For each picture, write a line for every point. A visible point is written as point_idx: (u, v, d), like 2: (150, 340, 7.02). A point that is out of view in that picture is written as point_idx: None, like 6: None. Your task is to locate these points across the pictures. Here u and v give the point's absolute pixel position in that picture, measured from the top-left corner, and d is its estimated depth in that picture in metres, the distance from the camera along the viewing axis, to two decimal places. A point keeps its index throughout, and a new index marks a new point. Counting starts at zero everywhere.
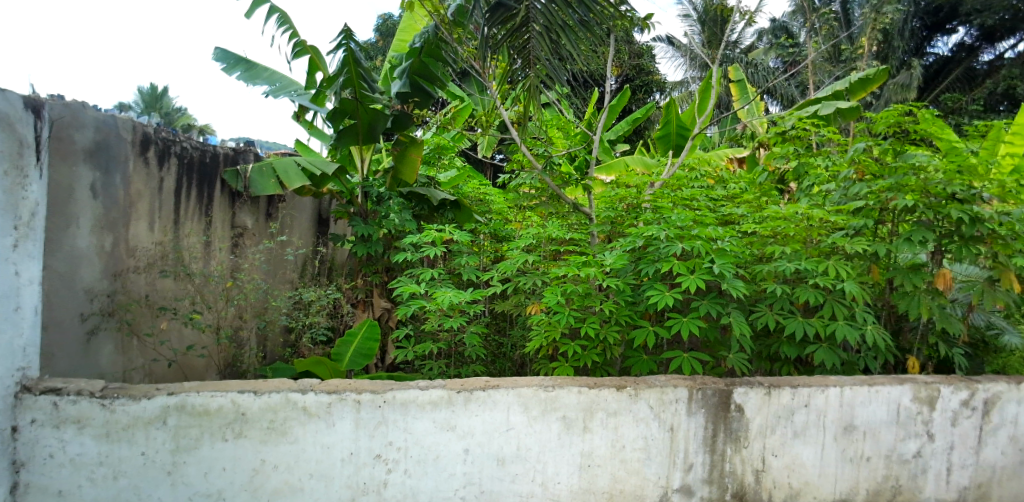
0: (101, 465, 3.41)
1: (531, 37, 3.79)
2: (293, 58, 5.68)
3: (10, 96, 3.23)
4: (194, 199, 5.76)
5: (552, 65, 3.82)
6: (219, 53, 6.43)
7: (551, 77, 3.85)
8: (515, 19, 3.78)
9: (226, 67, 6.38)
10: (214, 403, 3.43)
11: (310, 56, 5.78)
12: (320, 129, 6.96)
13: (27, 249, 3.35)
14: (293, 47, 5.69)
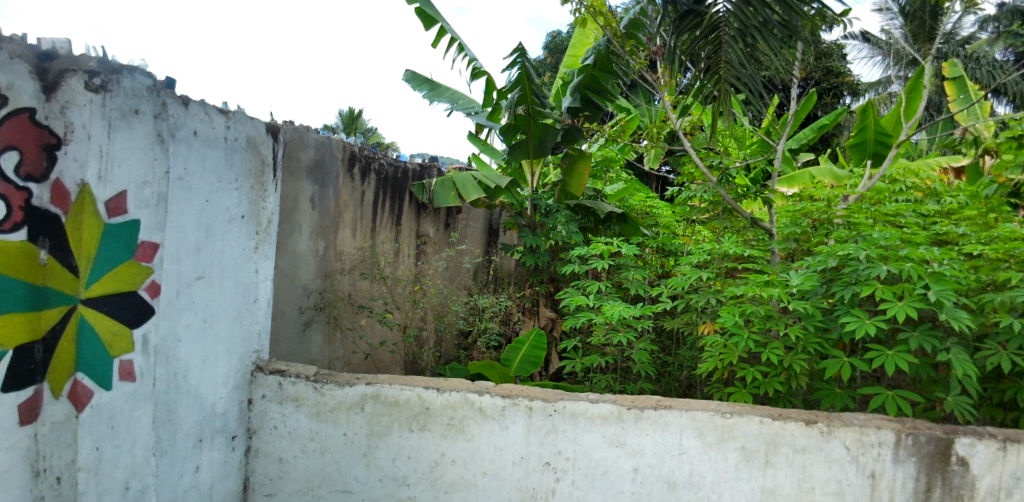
0: (312, 440, 3.91)
1: (723, 41, 3.75)
2: (471, 79, 6.06)
3: (256, 122, 3.77)
4: (388, 210, 6.41)
5: (743, 69, 3.74)
6: (409, 75, 7.05)
7: (742, 80, 3.77)
8: (705, 24, 3.78)
9: (415, 87, 6.97)
10: (403, 395, 3.78)
11: (487, 77, 6.13)
12: (492, 145, 7.35)
13: (264, 251, 3.91)
14: (471, 68, 6.08)
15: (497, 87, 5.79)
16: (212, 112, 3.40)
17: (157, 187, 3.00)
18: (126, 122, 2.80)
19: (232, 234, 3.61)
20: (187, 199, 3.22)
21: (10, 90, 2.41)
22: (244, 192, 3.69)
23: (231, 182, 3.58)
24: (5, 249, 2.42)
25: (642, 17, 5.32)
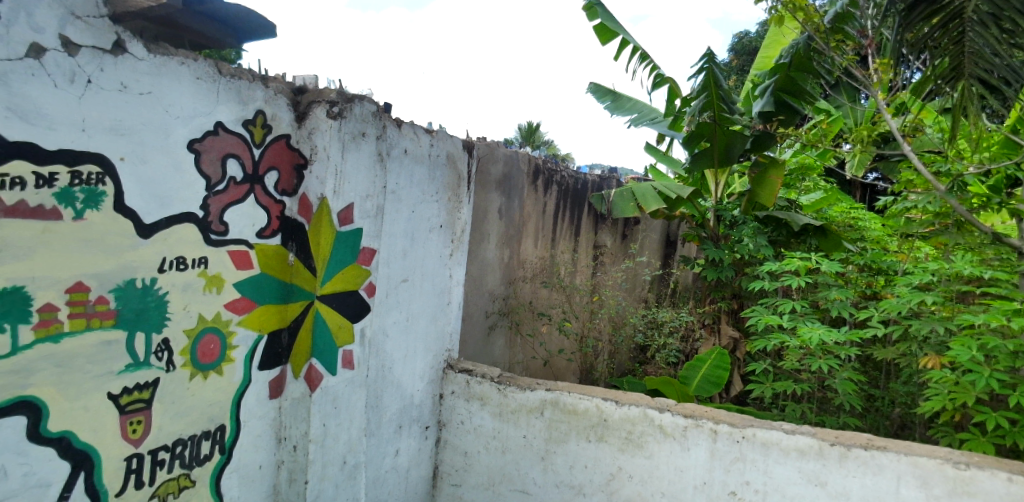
0: (494, 438, 4.12)
1: (967, 28, 3.29)
2: (653, 87, 5.95)
3: (455, 139, 4.10)
4: (567, 221, 6.54)
5: (995, 58, 3.21)
6: (592, 87, 7.13)
7: (996, 72, 3.20)
8: (944, 12, 3.35)
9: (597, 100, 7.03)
10: (582, 404, 3.82)
11: (669, 85, 5.99)
12: (672, 156, 7.14)
13: (457, 258, 4.23)
14: (654, 77, 5.98)
15: (682, 94, 5.60)
16: (420, 132, 3.76)
17: (377, 199, 3.40)
18: (355, 144, 3.19)
19: (432, 242, 3.97)
20: (398, 210, 3.61)
21: (273, 120, 2.91)
22: (442, 204, 4.04)
23: (433, 194, 3.93)
24: (265, 252, 2.93)
25: (852, 8, 4.67)
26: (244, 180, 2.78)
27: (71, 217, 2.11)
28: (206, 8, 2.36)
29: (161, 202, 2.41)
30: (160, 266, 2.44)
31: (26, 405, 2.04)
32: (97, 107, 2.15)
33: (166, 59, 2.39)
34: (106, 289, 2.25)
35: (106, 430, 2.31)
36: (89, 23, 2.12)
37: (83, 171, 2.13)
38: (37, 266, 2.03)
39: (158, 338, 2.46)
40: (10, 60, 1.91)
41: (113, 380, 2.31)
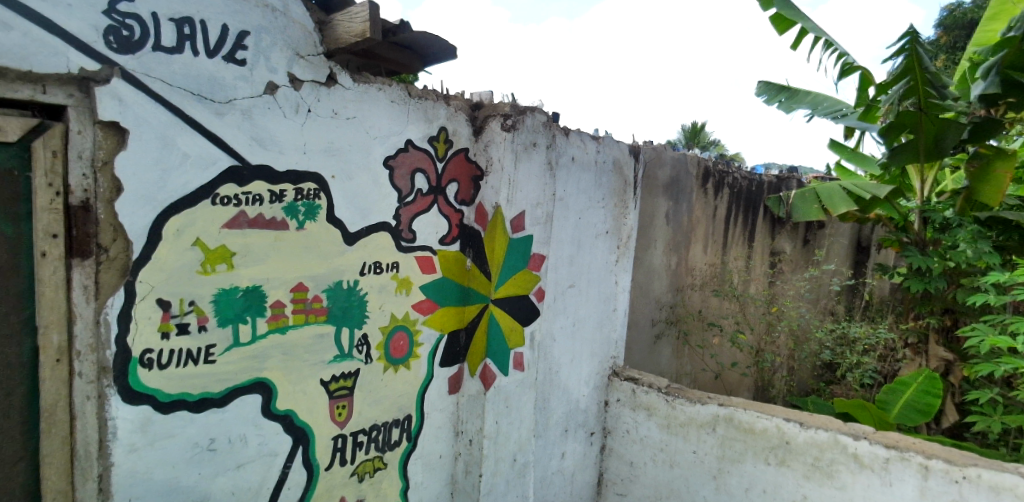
0: (661, 450, 4.01)
1: None
2: (841, 77, 5.41)
3: (621, 145, 4.08)
4: (740, 225, 6.15)
5: None
6: (762, 87, 6.63)
7: None
8: None
9: (767, 100, 6.52)
10: (760, 423, 3.58)
11: (861, 72, 5.39)
12: (861, 154, 6.40)
13: (623, 265, 4.21)
14: (841, 66, 5.43)
15: (878, 80, 5.00)
16: (587, 140, 3.80)
17: (546, 207, 3.50)
18: (527, 154, 3.32)
19: (598, 248, 3.99)
20: (565, 217, 3.69)
21: (454, 135, 3.14)
22: (609, 210, 4.04)
23: (599, 201, 3.94)
24: (446, 257, 3.17)
25: None
26: (429, 192, 3.03)
27: (295, 227, 2.46)
28: (400, 39, 2.61)
29: (362, 214, 2.72)
30: (361, 270, 2.75)
31: (260, 386, 2.42)
32: (315, 133, 2.50)
33: (367, 87, 2.70)
34: (319, 289, 2.59)
35: (319, 411, 2.65)
36: (310, 61, 2.46)
37: (305, 188, 2.48)
38: (270, 269, 2.40)
39: (359, 333, 2.78)
40: (254, 97, 2.30)
41: (324, 368, 2.65)
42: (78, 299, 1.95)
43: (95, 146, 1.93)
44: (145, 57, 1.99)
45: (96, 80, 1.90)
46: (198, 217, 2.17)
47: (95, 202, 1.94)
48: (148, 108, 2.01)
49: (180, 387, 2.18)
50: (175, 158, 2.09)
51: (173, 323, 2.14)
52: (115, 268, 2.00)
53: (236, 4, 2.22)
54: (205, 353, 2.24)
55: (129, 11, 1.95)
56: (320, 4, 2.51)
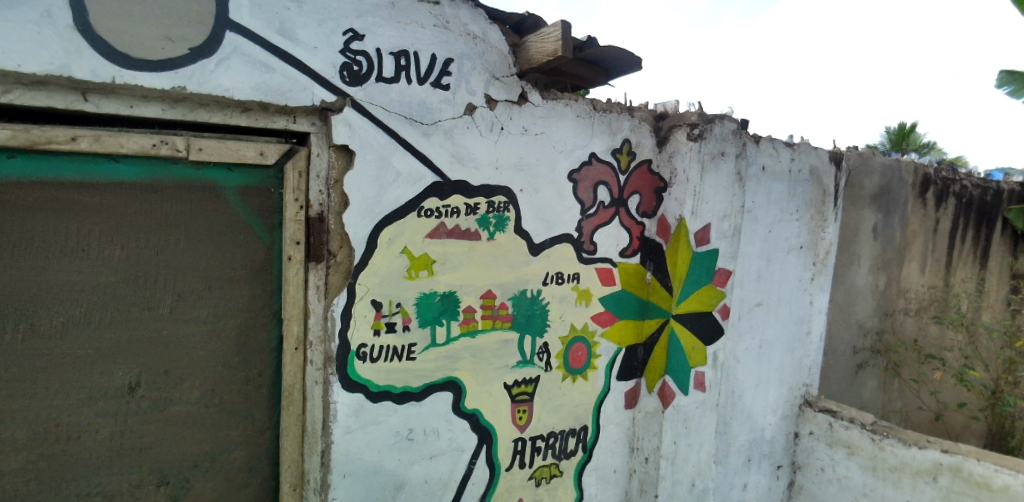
0: (865, 495, 3.55)
1: None
2: None
3: (820, 152, 3.73)
4: (969, 241, 5.27)
5: None
6: (1005, 76, 5.64)
7: None
8: None
9: (1013, 91, 5.54)
10: (999, 478, 3.03)
11: None
12: None
13: (820, 283, 3.84)
14: None
15: None
16: (781, 147, 3.51)
17: (735, 219, 3.31)
18: (714, 165, 3.17)
19: (791, 264, 3.68)
20: (755, 230, 3.45)
21: (638, 147, 3.12)
22: (804, 223, 3.71)
23: (793, 213, 3.64)
24: (627, 270, 3.15)
25: None
26: (611, 204, 3.04)
27: (487, 237, 2.63)
28: (587, 55, 2.67)
29: (547, 225, 2.82)
30: (545, 279, 2.84)
31: (452, 384, 2.61)
32: (507, 149, 2.65)
33: (556, 103, 2.80)
34: (505, 296, 2.73)
35: (502, 413, 2.79)
36: (504, 82, 2.63)
37: (496, 201, 2.64)
38: (463, 276, 2.59)
39: (540, 341, 2.88)
40: (455, 118, 2.51)
41: (508, 373, 2.78)
42: (313, 297, 2.28)
43: (330, 166, 2.25)
44: (369, 88, 2.28)
45: (332, 110, 2.21)
46: (406, 228, 2.42)
47: (327, 214, 2.26)
48: (370, 132, 2.29)
49: (387, 380, 2.44)
50: (390, 175, 2.36)
51: (383, 322, 2.41)
52: (340, 271, 2.31)
53: (444, 35, 2.44)
54: (408, 351, 2.48)
55: (359, 49, 2.25)
56: (514, 28, 2.66)
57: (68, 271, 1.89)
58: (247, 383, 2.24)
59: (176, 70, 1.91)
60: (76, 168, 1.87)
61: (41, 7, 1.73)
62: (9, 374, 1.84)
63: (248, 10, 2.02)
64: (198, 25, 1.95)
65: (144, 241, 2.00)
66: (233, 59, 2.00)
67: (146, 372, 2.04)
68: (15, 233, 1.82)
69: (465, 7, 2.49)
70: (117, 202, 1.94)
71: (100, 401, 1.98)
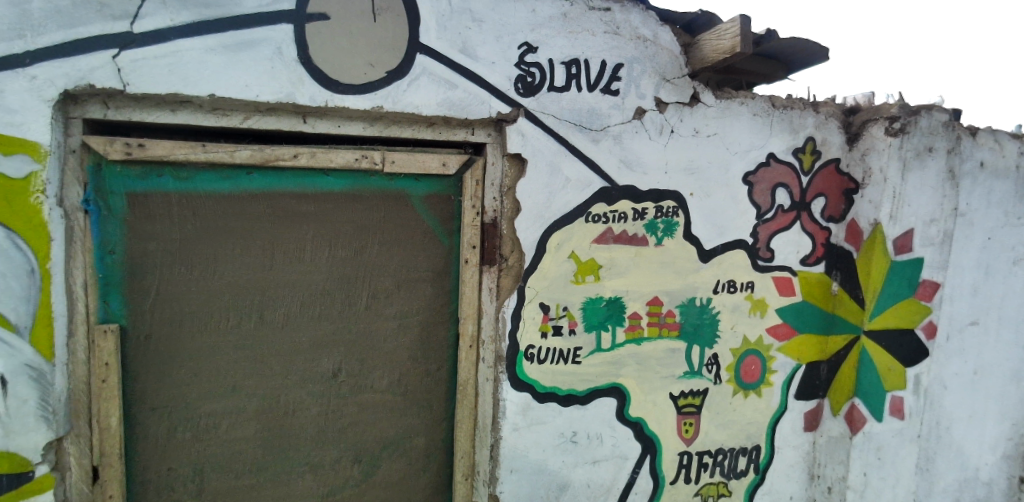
0: None
1: None
2: None
3: None
4: None
5: None
6: None
7: None
8: None
9: None
10: None
11: None
12: None
13: None
14: None
15: None
16: (1005, 140, 3.01)
17: (945, 224, 2.89)
18: (919, 162, 2.81)
19: (1018, 277, 3.12)
20: (971, 236, 2.97)
21: (824, 145, 2.86)
22: None
23: (1021, 217, 3.10)
24: (809, 280, 2.90)
25: None
26: (792, 208, 2.82)
27: (654, 243, 2.58)
28: (765, 49, 2.52)
29: (719, 231, 2.69)
30: (715, 287, 2.71)
31: (616, 390, 2.60)
32: (677, 152, 2.59)
33: (730, 102, 2.67)
34: (673, 304, 2.65)
35: (667, 424, 2.71)
36: (675, 84, 2.56)
37: (664, 205, 2.58)
38: (630, 282, 2.57)
39: (709, 352, 2.74)
40: (624, 123, 2.50)
41: (674, 383, 2.69)
42: (486, 298, 2.42)
43: (503, 175, 2.37)
44: (542, 97, 2.36)
45: (507, 121, 2.33)
46: (573, 233, 2.46)
47: (500, 220, 2.39)
48: (542, 140, 2.37)
49: (553, 381, 2.49)
50: (559, 182, 2.42)
51: (550, 325, 2.47)
52: (511, 274, 2.41)
53: (614, 40, 2.45)
54: (574, 354, 2.51)
55: (533, 61, 2.34)
56: (686, 27, 2.58)
57: (289, 270, 2.20)
58: (428, 376, 2.43)
59: (376, 91, 2.14)
60: (296, 181, 2.16)
61: (273, 46, 2.02)
62: (243, 356, 2.19)
63: (436, 33, 2.20)
64: (394, 50, 2.16)
65: (346, 244, 2.26)
66: (422, 79, 2.19)
67: (345, 361, 2.31)
68: (251, 237, 2.15)
69: (636, 11, 2.48)
70: (327, 210, 2.22)
71: (310, 383, 2.28)
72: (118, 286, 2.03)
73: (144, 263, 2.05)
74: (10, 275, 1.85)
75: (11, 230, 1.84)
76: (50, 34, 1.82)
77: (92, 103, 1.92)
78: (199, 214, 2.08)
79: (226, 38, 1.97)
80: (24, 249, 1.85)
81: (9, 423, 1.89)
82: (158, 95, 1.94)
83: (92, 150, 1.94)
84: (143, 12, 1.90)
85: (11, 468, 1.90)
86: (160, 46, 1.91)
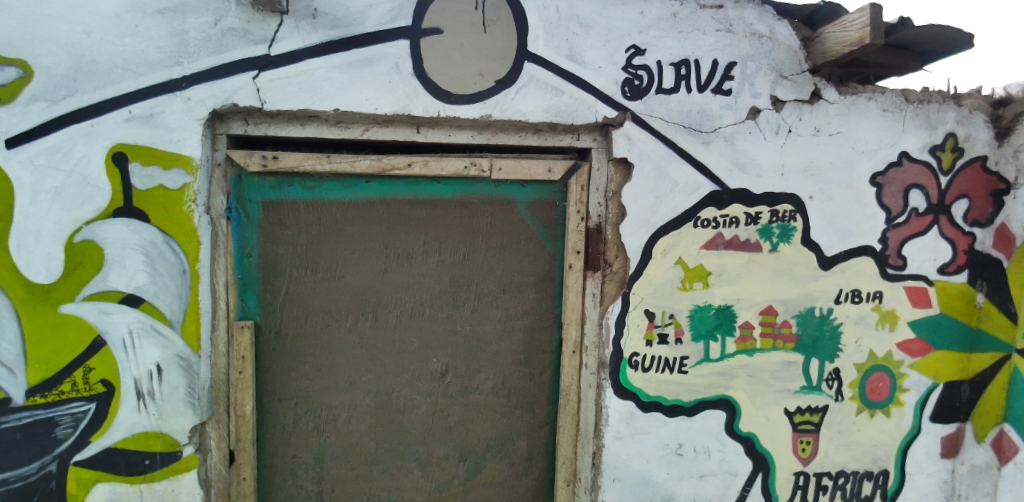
0: None
1: None
2: None
3: None
4: None
5: None
6: None
7: None
8: None
9: None
10: None
11: None
12: None
13: None
14: None
15: None
16: None
17: None
18: None
19: None
20: None
21: (967, 142, 2.58)
22: None
23: None
24: (949, 290, 2.62)
25: None
26: (928, 211, 2.56)
27: (769, 249, 2.45)
28: (897, 39, 2.32)
29: (842, 236, 2.51)
30: (837, 297, 2.53)
31: (725, 403, 2.49)
32: (795, 153, 2.44)
33: (855, 98, 2.48)
34: (789, 314, 2.50)
35: (782, 441, 2.55)
36: (794, 81, 2.43)
37: (780, 209, 2.44)
38: (741, 289, 2.46)
39: (830, 366, 2.56)
40: (737, 124, 2.40)
41: (789, 398, 2.54)
42: (589, 304, 2.41)
43: (608, 179, 2.36)
44: (649, 100, 2.32)
45: (613, 125, 2.32)
46: (680, 239, 2.39)
47: (605, 225, 2.37)
48: (649, 144, 2.33)
49: (658, 391, 2.43)
50: (667, 185, 2.36)
51: (656, 332, 2.41)
52: (615, 280, 2.39)
53: (727, 38, 2.36)
54: (680, 363, 2.44)
55: (641, 63, 2.31)
56: (806, 20, 2.44)
57: (402, 273, 2.31)
58: (532, 379, 2.45)
59: (485, 100, 2.20)
60: (410, 188, 2.27)
61: (391, 61, 2.13)
62: (360, 354, 2.32)
63: (543, 40, 2.23)
64: (502, 60, 2.21)
65: (455, 249, 2.34)
66: (529, 86, 2.23)
67: (453, 361, 2.38)
68: (368, 242, 2.28)
69: (751, 7, 2.37)
70: (437, 216, 2.30)
71: (420, 382, 2.37)
72: (254, 286, 2.22)
73: (276, 265, 2.23)
74: (166, 275, 2.08)
75: (168, 235, 2.07)
76: (202, 60, 2.03)
77: (234, 120, 2.13)
78: (323, 220, 2.24)
79: (350, 56, 2.11)
80: (178, 251, 2.08)
81: (162, 406, 2.11)
82: (290, 111, 2.11)
83: (234, 162, 2.15)
84: (279, 36, 2.07)
85: (163, 447, 2.12)
86: (293, 66, 2.08)
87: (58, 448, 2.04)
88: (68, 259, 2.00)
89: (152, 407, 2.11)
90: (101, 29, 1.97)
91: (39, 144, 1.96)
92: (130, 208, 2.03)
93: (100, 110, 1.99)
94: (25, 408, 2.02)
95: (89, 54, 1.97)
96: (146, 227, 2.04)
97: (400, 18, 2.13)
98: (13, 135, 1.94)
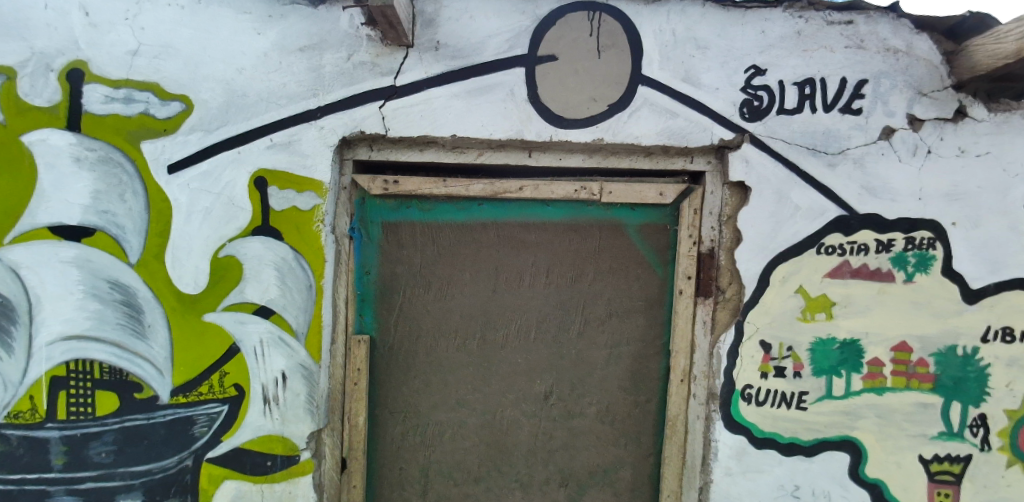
0: None
1: None
2: None
3: None
4: None
5: None
6: None
7: None
8: None
9: None
10: None
11: None
12: None
13: None
14: None
15: None
16: None
17: None
18: None
19: None
20: None
21: None
22: None
23: None
24: None
25: None
26: None
27: (903, 279, 2.26)
28: None
29: (993, 267, 2.26)
30: (985, 335, 2.27)
31: (850, 445, 2.30)
32: (936, 176, 2.25)
33: (1009, 116, 2.25)
34: (926, 352, 2.28)
35: (915, 491, 2.32)
36: (934, 98, 2.24)
37: (917, 236, 2.25)
38: (871, 323, 2.28)
39: (975, 412, 2.29)
40: (868, 145, 2.25)
41: (925, 444, 2.30)
42: (700, 331, 2.33)
43: (723, 203, 2.29)
44: (770, 121, 2.23)
45: (730, 147, 2.25)
46: (802, 266, 2.26)
47: (718, 250, 2.29)
48: (769, 166, 2.23)
49: (773, 427, 2.29)
50: (787, 210, 2.25)
51: (772, 365, 2.28)
52: (728, 308, 2.30)
53: (857, 55, 2.23)
54: (799, 399, 2.29)
55: (761, 84, 2.23)
56: (949, 33, 2.25)
57: (511, 294, 2.35)
58: (637, 406, 2.40)
59: (597, 124, 2.21)
60: (521, 211, 2.31)
61: (507, 88, 2.20)
62: (468, 372, 2.37)
63: (658, 63, 2.21)
64: (617, 84, 2.21)
65: (564, 271, 2.35)
66: (643, 109, 2.21)
67: (557, 384, 2.38)
68: (479, 263, 2.34)
69: (885, 21, 2.23)
70: (547, 239, 2.33)
71: (524, 403, 2.38)
72: (372, 302, 2.34)
73: (393, 283, 2.34)
74: (295, 289, 2.23)
75: (298, 252, 2.23)
76: (336, 91, 2.19)
77: (360, 146, 2.27)
78: (438, 242, 2.33)
79: (469, 84, 2.19)
80: (306, 267, 2.23)
81: (286, 412, 2.25)
82: (411, 137, 2.22)
83: (359, 186, 2.29)
84: (405, 67, 2.19)
85: (284, 451, 2.26)
86: (415, 95, 2.20)
87: (195, 444, 2.24)
88: (212, 272, 2.21)
89: (276, 412, 2.25)
90: (251, 67, 2.18)
91: (195, 169, 2.19)
92: (267, 227, 2.21)
93: (246, 138, 2.19)
94: (170, 406, 2.23)
95: (241, 88, 2.18)
96: (280, 245, 2.22)
97: (517, 46, 2.19)
98: (174, 160, 2.18)
